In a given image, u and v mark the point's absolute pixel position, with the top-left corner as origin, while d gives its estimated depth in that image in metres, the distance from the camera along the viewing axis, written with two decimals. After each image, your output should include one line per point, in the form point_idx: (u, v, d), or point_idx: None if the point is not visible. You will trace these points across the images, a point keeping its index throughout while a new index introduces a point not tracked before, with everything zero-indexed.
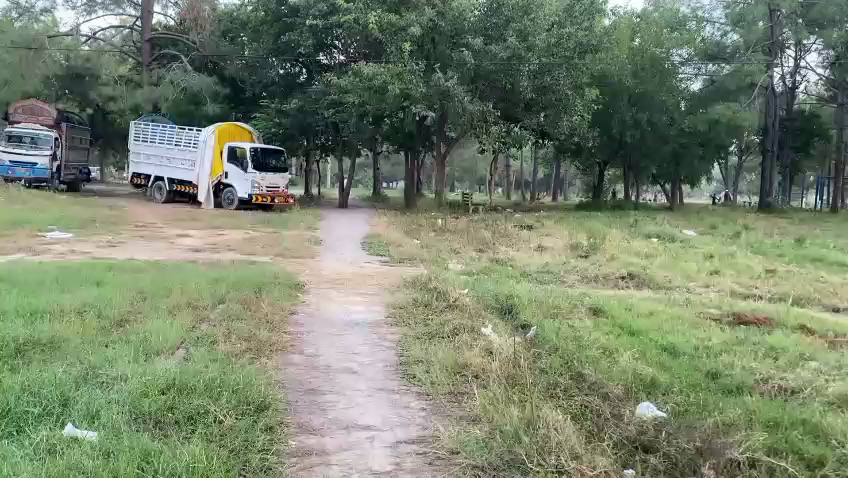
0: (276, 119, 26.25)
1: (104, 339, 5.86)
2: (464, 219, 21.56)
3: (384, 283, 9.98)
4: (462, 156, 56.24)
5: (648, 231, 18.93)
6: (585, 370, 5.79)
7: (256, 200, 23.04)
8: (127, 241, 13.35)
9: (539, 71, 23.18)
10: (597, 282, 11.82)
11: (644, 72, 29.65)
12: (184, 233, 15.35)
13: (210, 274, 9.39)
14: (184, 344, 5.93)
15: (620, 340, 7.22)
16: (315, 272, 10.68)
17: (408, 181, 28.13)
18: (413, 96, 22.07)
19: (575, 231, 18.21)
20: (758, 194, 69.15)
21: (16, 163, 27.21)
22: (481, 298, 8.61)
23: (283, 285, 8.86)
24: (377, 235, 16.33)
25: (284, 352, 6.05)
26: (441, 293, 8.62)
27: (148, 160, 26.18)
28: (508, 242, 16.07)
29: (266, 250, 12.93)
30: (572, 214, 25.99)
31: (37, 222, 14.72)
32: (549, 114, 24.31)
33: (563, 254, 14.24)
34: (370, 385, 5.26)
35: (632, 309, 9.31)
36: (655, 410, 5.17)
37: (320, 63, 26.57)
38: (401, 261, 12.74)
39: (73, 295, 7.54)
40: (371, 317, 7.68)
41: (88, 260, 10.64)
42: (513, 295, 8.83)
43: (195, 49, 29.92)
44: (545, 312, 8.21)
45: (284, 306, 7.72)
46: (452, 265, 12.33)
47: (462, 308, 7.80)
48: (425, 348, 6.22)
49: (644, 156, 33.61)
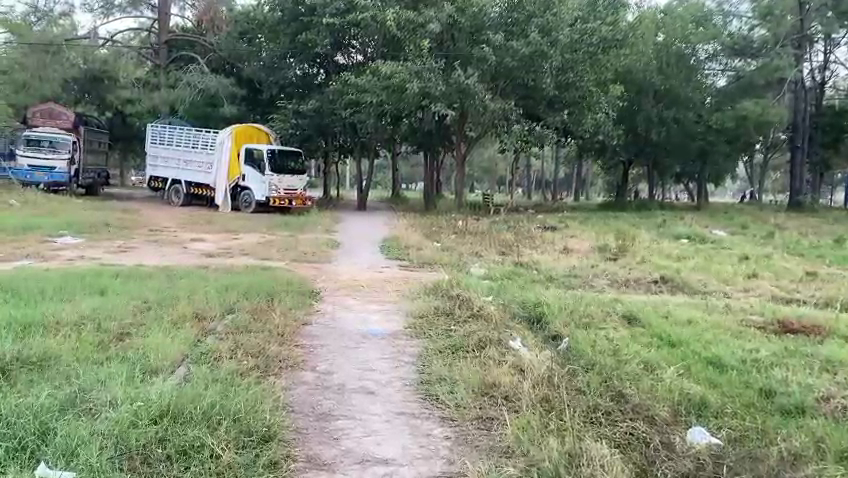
0: (292, 121, 25.62)
1: (100, 356, 5.40)
2: (484, 221, 20.96)
3: (402, 289, 9.49)
4: (482, 156, 55.66)
5: (677, 231, 18.22)
6: (627, 391, 5.21)
7: (273, 202, 22.65)
8: (138, 246, 12.97)
9: (562, 67, 22.67)
10: (628, 286, 11.22)
11: (670, 67, 29.17)
12: (199, 237, 14.96)
13: (221, 281, 8.94)
14: (186, 360, 5.45)
15: (661, 354, 6.62)
16: (331, 278, 10.19)
17: (428, 182, 27.70)
18: (432, 95, 21.50)
19: (601, 233, 17.57)
20: (784, 192, 67.63)
21: (34, 167, 27.11)
22: (507, 306, 8.06)
23: (295, 292, 8.37)
24: (397, 237, 15.84)
25: (293, 369, 5.53)
26: (463, 301, 8.08)
27: (165, 163, 25.92)
28: (531, 244, 15.51)
29: (281, 254, 12.48)
30: (596, 214, 25.28)
31: (49, 227, 14.41)
32: (573, 112, 24.08)
33: (590, 257, 13.63)
34: (389, 409, 4.73)
35: (669, 317, 8.68)
36: (709, 436, 4.57)
37: (336, 62, 26.32)
38: (421, 265, 12.21)
39: (73, 306, 7.12)
40: (389, 327, 7.16)
41: (96, 266, 10.25)
42: (541, 302, 8.26)
43: (213, 51, 29.71)
44: (576, 321, 7.62)
45: (295, 316, 7.22)
46: (474, 268, 11.78)
47: (487, 319, 7.25)
48: (448, 364, 5.68)
49: (669, 153, 32.74)
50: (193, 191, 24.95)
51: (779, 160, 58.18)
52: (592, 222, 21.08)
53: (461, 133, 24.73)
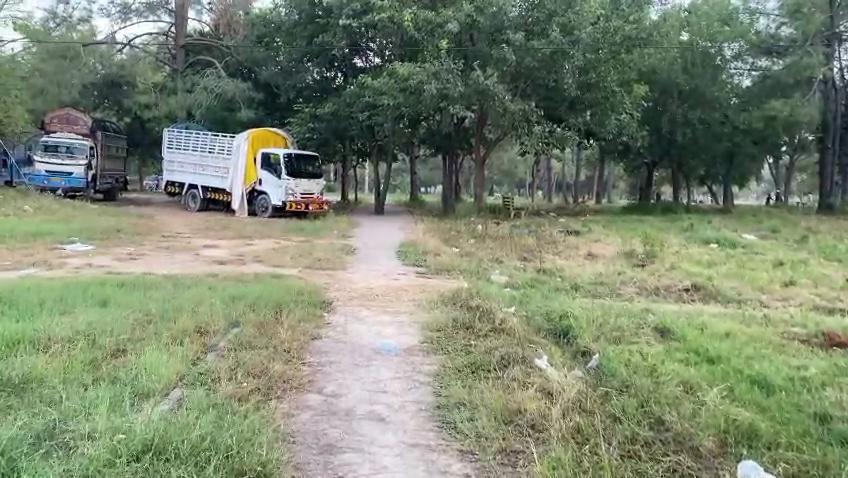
0: (309, 124, 25.17)
1: (88, 377, 4.98)
2: (504, 225, 20.41)
3: (418, 298, 8.99)
4: (501, 159, 55.01)
5: (705, 235, 17.56)
6: (667, 417, 4.67)
7: (289, 207, 22.27)
8: (148, 253, 12.61)
9: (584, 67, 22.06)
10: (657, 295, 10.66)
11: (695, 67, 28.18)
12: (212, 243, 14.59)
13: (229, 290, 8.51)
14: (182, 380, 5.01)
15: (700, 372, 6.05)
16: (344, 287, 9.72)
17: (447, 186, 27.20)
18: (451, 97, 20.95)
19: (626, 237, 16.94)
20: (812, 194, 66.12)
21: (52, 173, 27.03)
22: (531, 318, 7.52)
23: (306, 304, 7.89)
24: (415, 243, 15.35)
25: (296, 392, 5.06)
26: (483, 312, 7.56)
27: (180, 168, 25.63)
28: (554, 250, 14.96)
29: (294, 261, 12.04)
30: (619, 218, 24.61)
31: (61, 234, 14.11)
32: (596, 113, 23.50)
33: (616, 263, 13.03)
34: (402, 440, 4.24)
35: (705, 329, 8.08)
36: (761, 472, 4.03)
37: (353, 65, 25.95)
38: (439, 272, 11.70)
39: (70, 319, 6.73)
40: (402, 342, 6.67)
41: (102, 275, 9.89)
42: (568, 314, 7.71)
43: (230, 55, 29.45)
44: (607, 336, 7.07)
45: (304, 330, 6.75)
46: (495, 276, 11.25)
47: (509, 333, 6.72)
48: (467, 387, 5.17)
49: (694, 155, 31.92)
50: (209, 196, 24.70)
51: (806, 161, 56.81)
52: (616, 226, 20.44)
53: (481, 135, 24.21)
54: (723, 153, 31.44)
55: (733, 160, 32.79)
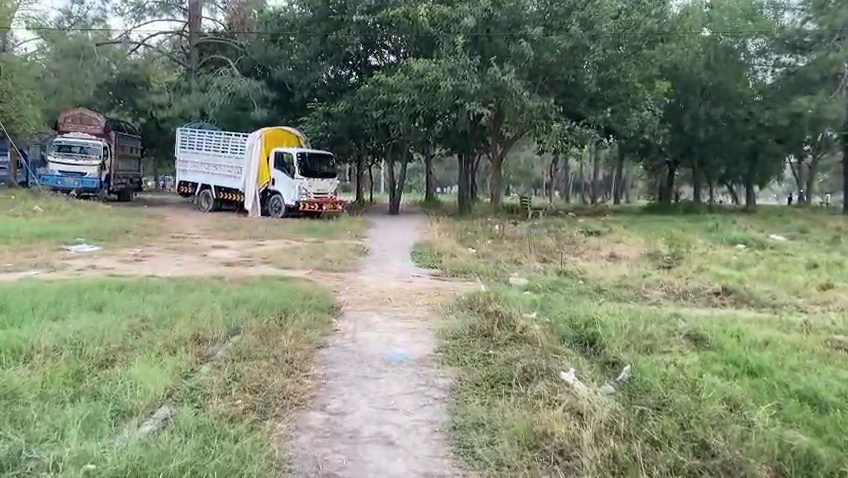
0: (322, 123, 24.68)
1: (68, 392, 4.51)
2: (521, 225, 19.86)
3: (434, 302, 8.47)
4: (518, 158, 54.39)
5: (731, 236, 16.90)
6: (712, 441, 4.13)
7: (303, 207, 21.86)
8: (154, 254, 12.20)
9: (605, 63, 21.47)
10: (686, 299, 10.09)
11: (719, 63, 27.62)
12: (221, 244, 14.19)
13: (232, 294, 8.05)
14: (171, 395, 4.54)
15: (743, 387, 5.47)
16: (355, 290, 9.22)
17: (463, 185, 26.71)
18: (467, 93, 20.41)
19: (650, 238, 16.34)
20: (835, 194, 64.77)
21: (65, 173, 26.87)
22: (555, 325, 6.97)
23: (314, 309, 7.40)
24: (430, 243, 14.88)
25: (297, 409, 4.57)
26: (502, 319, 7.02)
27: (193, 168, 25.28)
28: (575, 251, 14.41)
29: (304, 263, 11.57)
30: (640, 218, 23.96)
31: (67, 234, 13.78)
32: (616, 110, 22.85)
33: (641, 265, 12.46)
34: (413, 469, 3.72)
35: (743, 336, 7.49)
36: None
37: (367, 64, 25.82)
38: (455, 274, 11.20)
39: (60, 326, 6.28)
40: (415, 351, 6.16)
41: (102, 278, 9.46)
42: (594, 321, 7.15)
43: (243, 54, 29.12)
44: (638, 347, 6.52)
45: (309, 338, 6.25)
46: (513, 279, 10.72)
47: (532, 342, 6.18)
48: (486, 406, 4.65)
49: (716, 153, 31.15)
50: (222, 196, 24.36)
51: (830, 162, 55.59)
52: (637, 227, 19.85)
53: (497, 133, 23.66)
54: (747, 151, 30.65)
55: (757, 159, 31.99)
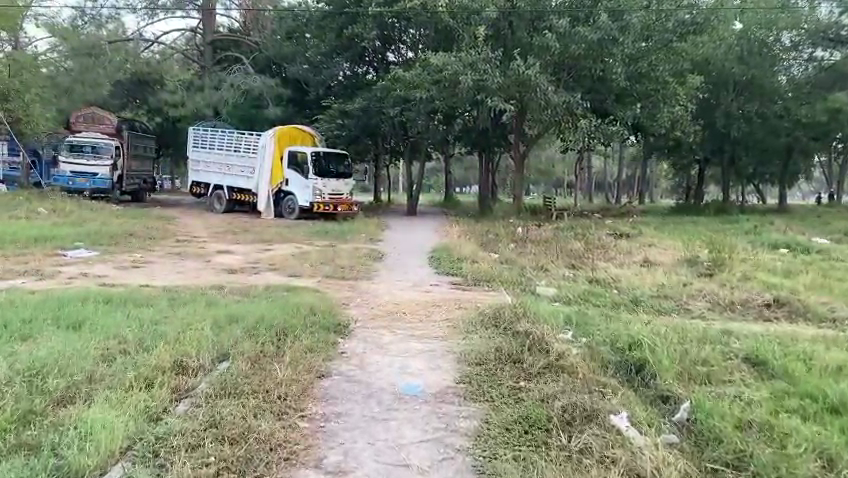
0: (338, 121, 23.84)
1: (3, 446, 3.65)
2: (546, 227, 18.83)
3: (455, 316, 7.61)
4: (540, 157, 53.16)
5: (771, 239, 15.78)
6: None
7: (317, 208, 21.06)
8: (154, 260, 11.41)
9: (634, 56, 20.55)
10: (733, 312, 9.11)
11: (753, 56, 26.29)
12: (228, 248, 13.37)
13: (229, 308, 7.20)
14: (130, 449, 3.69)
15: (832, 431, 4.44)
16: (366, 302, 8.34)
17: (483, 185, 25.76)
18: (489, 88, 19.43)
19: (685, 242, 15.23)
20: None
21: (77, 174, 26.29)
22: (594, 348, 6.02)
23: (318, 327, 6.55)
24: (449, 247, 14.01)
25: (287, 466, 3.68)
26: (533, 341, 6.09)
27: (205, 168, 24.56)
28: (605, 255, 13.45)
29: (313, 270, 10.73)
30: (669, 218, 22.82)
31: (66, 238, 13.04)
32: (646, 106, 21.90)
33: (678, 272, 11.47)
34: None
35: (813, 359, 6.46)
36: None
37: (385, 60, 24.98)
38: (477, 282, 10.29)
39: (23, 350, 5.44)
40: (432, 381, 5.26)
41: (92, 288, 8.68)
42: (640, 343, 6.17)
43: (258, 50, 28.45)
44: (694, 377, 5.53)
45: (309, 365, 5.38)
46: (541, 288, 9.79)
47: (570, 372, 5.25)
48: (521, 464, 3.74)
49: (747, 150, 29.88)
50: (235, 197, 23.63)
51: None
52: (670, 229, 18.75)
53: (519, 130, 22.67)
54: (781, 148, 29.33)
55: (790, 158, 30.67)
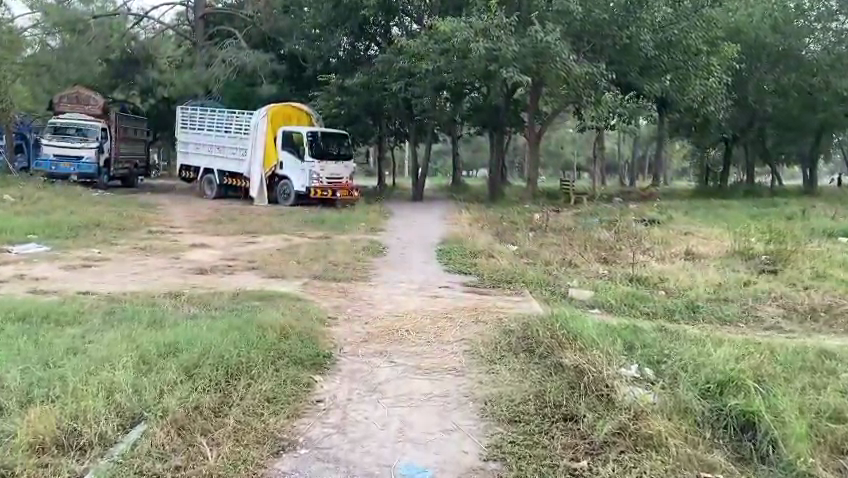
0: (336, 98, 21.91)
1: None
2: (564, 214, 16.89)
3: (472, 334, 5.86)
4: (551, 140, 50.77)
5: (822, 225, 13.97)
6: None
7: (314, 194, 19.22)
8: (111, 258, 9.58)
9: (663, 23, 19.06)
10: (818, 323, 7.27)
11: (787, 24, 24.18)
12: (205, 242, 11.54)
13: (179, 328, 5.41)
14: None
15: None
16: (360, 315, 6.54)
17: (494, 168, 23.80)
18: (503, 58, 17.45)
19: (727, 231, 13.36)
20: None
21: (60, 158, 24.36)
22: (676, 393, 4.23)
23: (291, 360, 4.78)
24: (458, 238, 12.20)
25: None
26: (589, 380, 4.30)
27: (195, 150, 22.71)
28: (640, 246, 11.65)
29: (300, 269, 8.92)
30: (698, 203, 20.85)
31: (18, 232, 11.20)
32: (674, 78, 19.78)
33: (734, 269, 9.66)
34: None
35: None
36: None
37: (387, 35, 23.08)
38: (497, 284, 8.48)
39: None
40: (445, 459, 3.48)
41: (14, 298, 6.81)
42: (738, 381, 4.36)
43: (252, 24, 26.52)
44: (832, 444, 3.75)
45: (262, 434, 3.61)
46: (575, 292, 7.99)
47: (658, 448, 3.46)
48: None
49: (776, 126, 27.88)
50: (227, 182, 21.78)
51: None
52: (702, 215, 16.86)
53: (533, 107, 20.72)
54: (815, 127, 27.33)
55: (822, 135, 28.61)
